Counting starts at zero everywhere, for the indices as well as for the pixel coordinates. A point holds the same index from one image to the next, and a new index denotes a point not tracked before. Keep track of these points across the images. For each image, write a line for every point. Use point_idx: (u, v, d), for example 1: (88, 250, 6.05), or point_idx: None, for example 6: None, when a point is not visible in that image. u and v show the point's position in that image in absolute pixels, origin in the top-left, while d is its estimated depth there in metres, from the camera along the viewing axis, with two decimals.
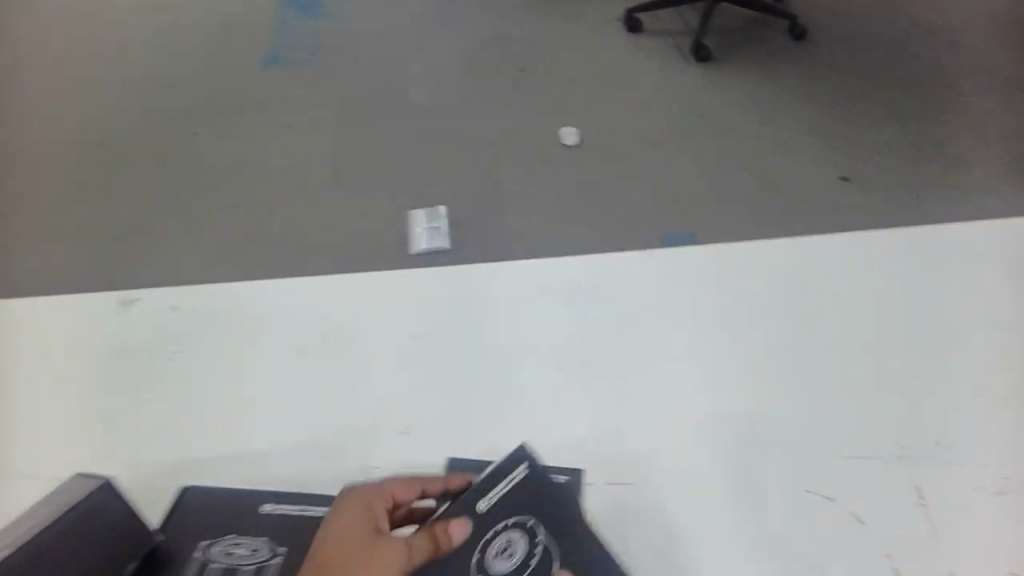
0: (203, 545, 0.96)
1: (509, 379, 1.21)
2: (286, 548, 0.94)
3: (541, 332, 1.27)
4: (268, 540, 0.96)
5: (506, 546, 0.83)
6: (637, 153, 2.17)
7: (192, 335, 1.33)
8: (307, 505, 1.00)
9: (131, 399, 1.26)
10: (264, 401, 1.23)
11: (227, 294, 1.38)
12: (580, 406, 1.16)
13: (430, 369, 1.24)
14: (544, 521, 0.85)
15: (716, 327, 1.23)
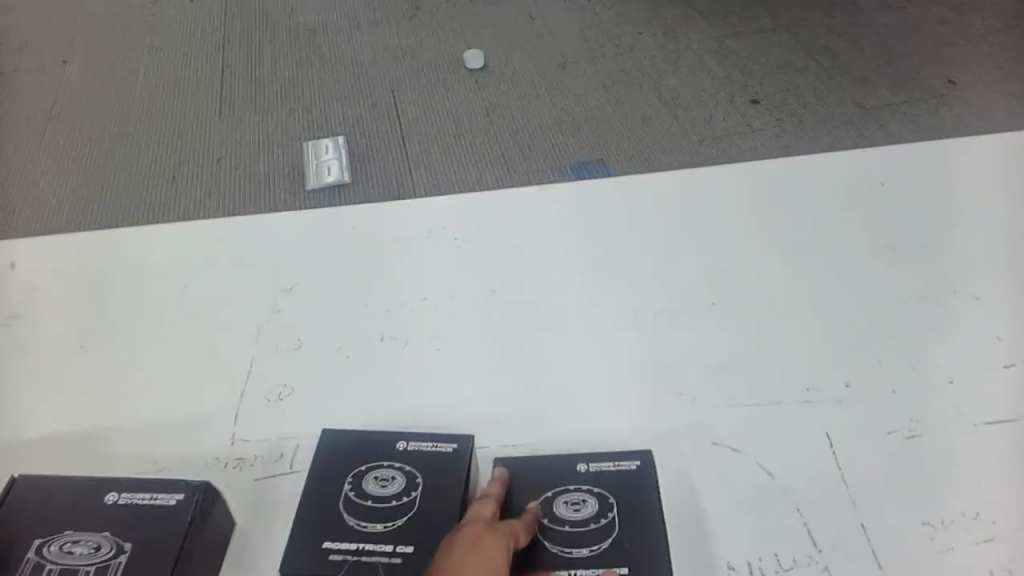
0: (35, 545, 0.83)
1: (422, 347, 1.10)
2: (131, 543, 0.83)
3: (427, 284, 1.17)
4: (110, 534, 0.84)
5: (579, 501, 0.84)
6: (560, 83, 2.02)
7: (85, 285, 1.19)
8: (157, 492, 0.87)
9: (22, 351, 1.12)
10: (151, 367, 1.10)
11: (122, 241, 1.24)
12: (470, 366, 1.08)
13: (304, 329, 1.13)
14: (568, 526, 0.82)
15: (645, 293, 1.14)
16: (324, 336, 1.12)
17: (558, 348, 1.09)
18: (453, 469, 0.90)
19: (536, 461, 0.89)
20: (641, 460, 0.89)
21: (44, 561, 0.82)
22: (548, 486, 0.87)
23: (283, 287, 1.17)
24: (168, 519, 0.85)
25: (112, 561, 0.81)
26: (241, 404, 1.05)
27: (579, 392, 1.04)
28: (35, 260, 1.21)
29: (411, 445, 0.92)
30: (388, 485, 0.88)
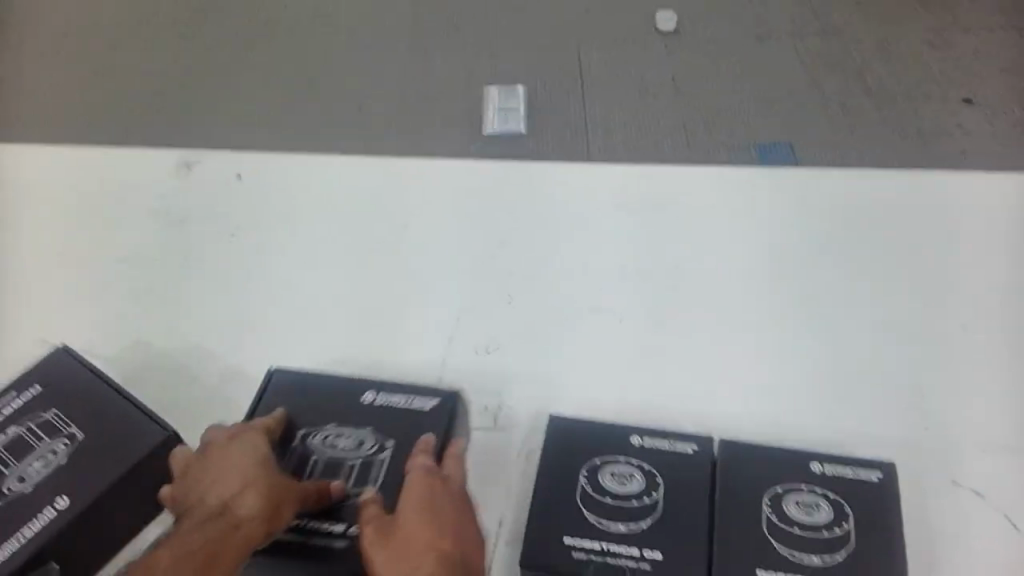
0: (300, 434, 0.90)
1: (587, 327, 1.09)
2: (391, 443, 0.89)
3: (639, 254, 1.14)
4: (370, 432, 0.90)
5: (811, 505, 0.76)
6: None
7: (226, 221, 1.21)
8: (411, 397, 0.92)
9: (145, 293, 1.16)
10: (312, 308, 1.13)
11: (267, 175, 1.24)
12: (680, 350, 1.07)
13: (514, 280, 1.13)
14: (798, 529, 0.74)
15: (833, 314, 1.08)
16: (530, 291, 1.12)
17: (775, 352, 1.06)
18: (702, 475, 0.79)
19: (764, 450, 0.81)
20: (881, 469, 0.79)
21: (312, 453, 0.89)
22: (777, 480, 0.78)
23: (495, 238, 1.16)
24: (421, 424, 0.90)
25: (373, 458, 0.88)
26: (451, 350, 1.08)
27: (793, 399, 1.02)
28: (258, 176, 1.24)
29: (648, 442, 0.82)
30: (627, 483, 0.78)
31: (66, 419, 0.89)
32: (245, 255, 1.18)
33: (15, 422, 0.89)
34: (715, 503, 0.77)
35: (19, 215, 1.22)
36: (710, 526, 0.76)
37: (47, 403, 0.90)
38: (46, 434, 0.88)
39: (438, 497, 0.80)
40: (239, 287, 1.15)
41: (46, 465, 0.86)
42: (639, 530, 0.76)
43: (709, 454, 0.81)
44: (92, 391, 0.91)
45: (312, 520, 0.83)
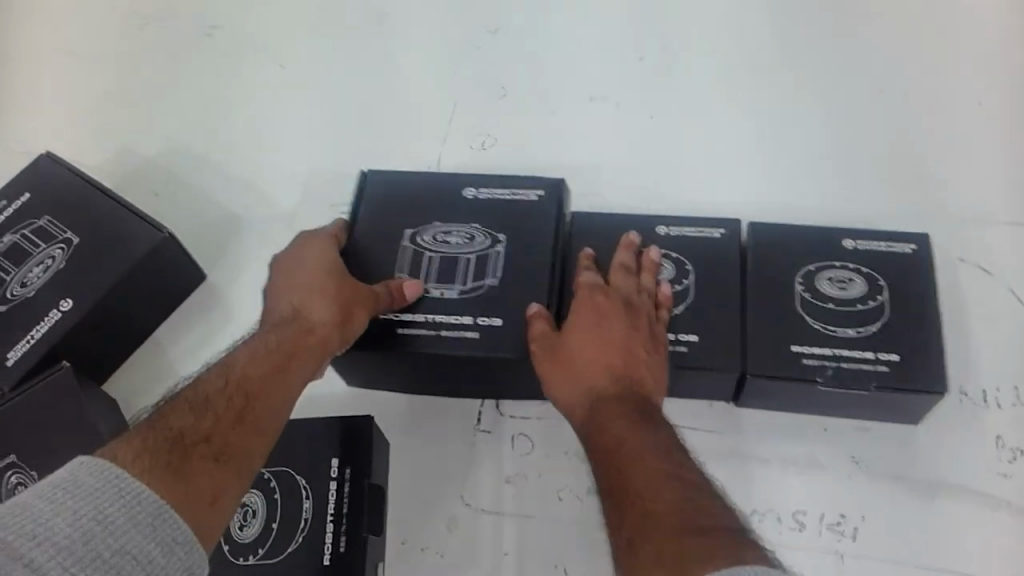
0: (407, 235, 0.78)
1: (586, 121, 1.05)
2: (505, 236, 0.77)
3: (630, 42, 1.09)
4: (480, 226, 0.78)
5: (845, 280, 0.74)
6: None
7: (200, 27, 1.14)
8: (517, 187, 0.79)
9: (121, 106, 1.10)
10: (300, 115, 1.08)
11: None
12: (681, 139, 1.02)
13: (506, 74, 1.09)
14: (830, 304, 0.73)
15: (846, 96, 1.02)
16: (528, 88, 1.08)
17: (764, 121, 1.02)
18: (732, 259, 0.76)
19: (794, 231, 0.77)
20: (915, 242, 0.76)
21: (422, 250, 0.77)
22: (808, 261, 0.75)
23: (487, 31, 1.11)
24: (532, 213, 0.78)
25: (490, 252, 0.76)
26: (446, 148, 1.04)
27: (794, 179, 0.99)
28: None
29: (674, 232, 0.78)
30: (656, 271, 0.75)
31: (55, 228, 0.88)
32: (230, 60, 1.12)
33: (9, 235, 0.89)
34: (747, 284, 0.75)
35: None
36: (743, 307, 0.73)
37: (35, 215, 0.90)
38: (38, 244, 0.88)
39: (606, 304, 0.70)
40: (219, 98, 1.10)
41: (45, 271, 0.86)
42: (673, 317, 0.73)
43: (738, 241, 0.77)
44: (74, 204, 0.90)
45: (435, 319, 0.74)
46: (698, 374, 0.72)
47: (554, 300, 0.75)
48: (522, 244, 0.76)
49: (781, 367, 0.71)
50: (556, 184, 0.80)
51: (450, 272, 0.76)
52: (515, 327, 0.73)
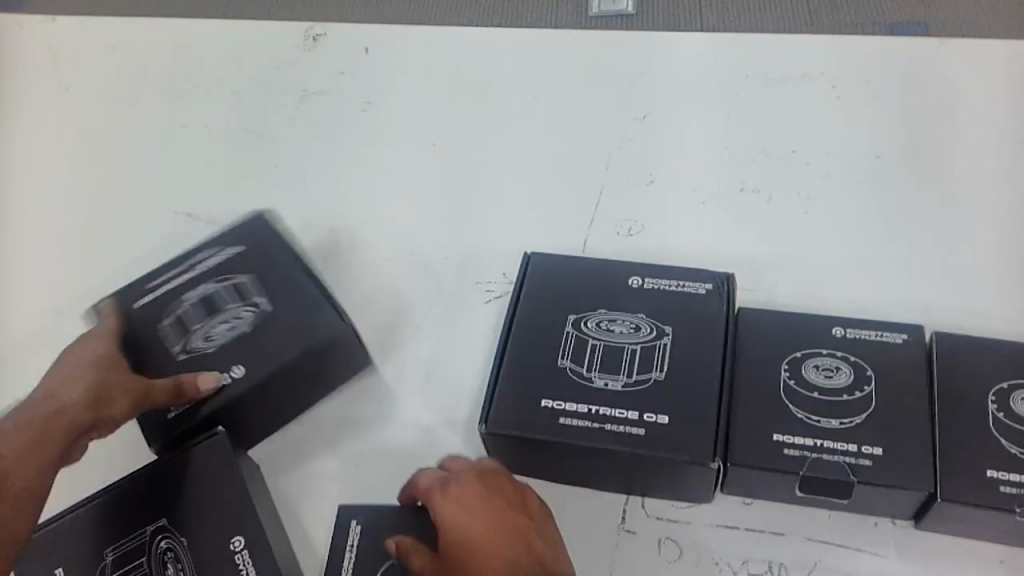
0: (571, 320, 0.77)
1: (740, 193, 0.97)
2: (672, 329, 0.75)
3: (793, 131, 1.00)
4: (646, 316, 0.76)
5: None
6: None
7: (331, 81, 1.10)
8: (683, 279, 0.78)
9: (248, 158, 1.07)
10: (432, 173, 1.03)
11: (374, 30, 1.13)
12: (844, 224, 0.94)
13: (656, 157, 1.00)
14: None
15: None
16: (674, 157, 1.00)
17: (939, 209, 0.93)
18: (917, 367, 0.71)
19: (981, 343, 0.73)
20: None
21: (587, 337, 0.75)
22: (1000, 377, 0.71)
23: (637, 113, 1.03)
24: (699, 305, 0.76)
25: (657, 342, 0.74)
26: (586, 214, 0.97)
27: (976, 286, 0.88)
28: (385, 44, 1.12)
29: (851, 334, 0.74)
30: (835, 376, 0.72)
31: (253, 288, 0.84)
32: (364, 128, 1.07)
33: (205, 279, 0.85)
34: (933, 396, 0.70)
35: (103, 92, 1.13)
36: (931, 420, 0.69)
37: (238, 267, 0.85)
38: (231, 300, 0.83)
39: (476, 494, 0.70)
40: (347, 154, 1.06)
41: (229, 330, 0.82)
42: (853, 426, 0.69)
43: (922, 349, 0.73)
44: (277, 266, 0.85)
45: (600, 409, 0.71)
46: (883, 490, 0.67)
47: (726, 397, 0.71)
48: (690, 338, 0.74)
49: (976, 492, 0.66)
50: (724, 278, 0.79)
51: (615, 362, 0.74)
52: (686, 423, 0.70)
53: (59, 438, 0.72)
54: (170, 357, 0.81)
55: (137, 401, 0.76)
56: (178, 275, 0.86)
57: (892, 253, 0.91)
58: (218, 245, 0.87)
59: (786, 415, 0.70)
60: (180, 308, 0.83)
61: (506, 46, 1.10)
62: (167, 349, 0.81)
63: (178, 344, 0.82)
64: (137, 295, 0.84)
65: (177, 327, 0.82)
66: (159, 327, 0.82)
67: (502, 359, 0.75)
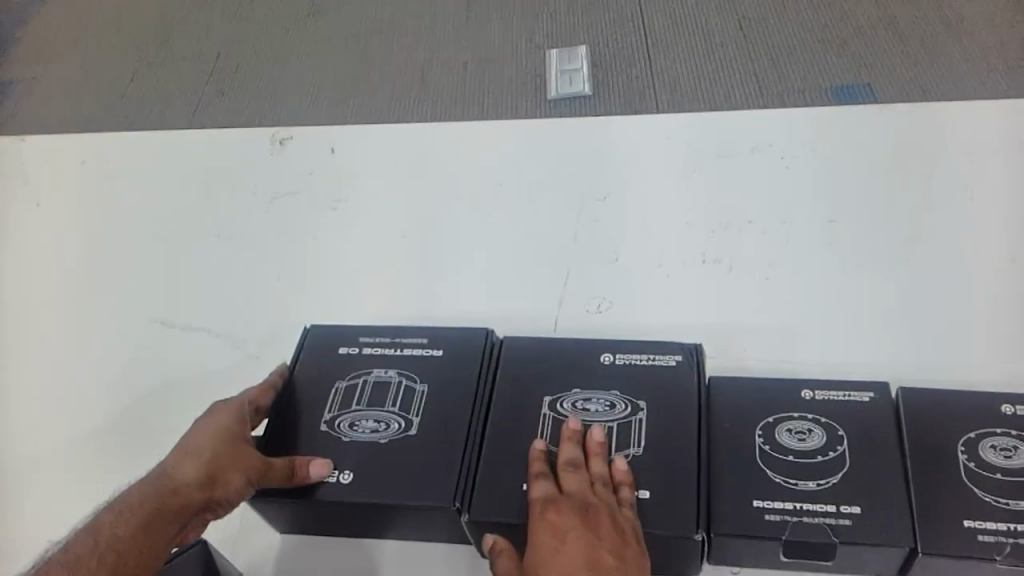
0: (547, 402, 0.78)
1: (700, 266, 1.00)
2: (646, 402, 0.76)
3: (746, 200, 1.04)
4: (621, 392, 0.77)
5: (1010, 448, 0.71)
6: None
7: (298, 182, 1.14)
8: (655, 352, 0.80)
9: (219, 263, 1.08)
10: (402, 263, 1.05)
11: (338, 131, 1.17)
12: (804, 287, 0.97)
13: (618, 235, 1.04)
14: (998, 474, 0.69)
15: (976, 240, 0.97)
16: (635, 232, 1.04)
17: (893, 266, 0.97)
18: (886, 424, 0.73)
19: (945, 395, 0.75)
20: None
21: (564, 418, 0.76)
22: (966, 427, 0.73)
23: (597, 194, 1.07)
24: (670, 379, 0.78)
25: (632, 418, 0.75)
26: (555, 293, 1.00)
27: (936, 336, 0.91)
28: (349, 144, 1.16)
29: (821, 395, 0.76)
30: (808, 438, 0.73)
31: (420, 403, 0.79)
32: (332, 225, 1.09)
33: (397, 371, 0.82)
34: (905, 450, 0.72)
35: (71, 206, 1.15)
36: (905, 475, 0.70)
37: (422, 376, 0.81)
38: (394, 403, 0.79)
39: (568, 512, 0.68)
40: (318, 251, 1.08)
41: (373, 433, 0.77)
42: (830, 487, 0.70)
43: (889, 405, 0.75)
44: (457, 383, 0.80)
45: None
46: (868, 550, 0.68)
47: (704, 469, 0.72)
48: (664, 411, 0.76)
49: (959, 543, 0.66)
50: (693, 349, 0.81)
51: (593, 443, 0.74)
52: (667, 497, 0.70)
53: (170, 520, 0.69)
54: (313, 428, 0.79)
55: (251, 479, 0.72)
56: (385, 354, 0.83)
57: (850, 311, 0.94)
58: (425, 338, 0.84)
59: (764, 480, 0.71)
60: (363, 381, 0.81)
61: (466, 139, 1.14)
62: (310, 414, 0.80)
63: (330, 413, 0.80)
64: (339, 344, 0.85)
65: (340, 396, 0.81)
66: (325, 386, 0.82)
67: (482, 445, 0.76)
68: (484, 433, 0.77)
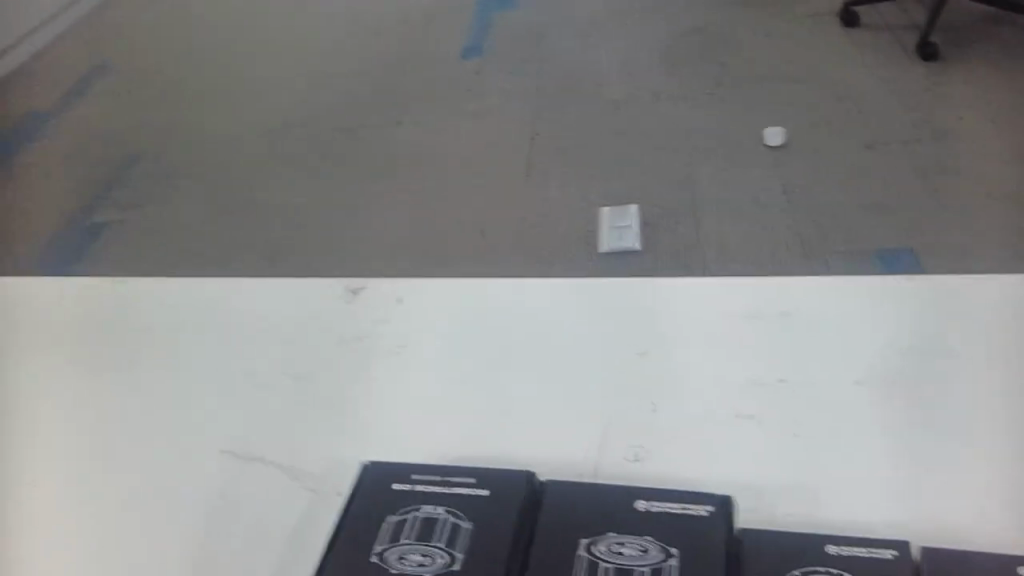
0: (584, 544, 0.83)
1: (730, 419, 1.07)
2: (677, 549, 0.81)
3: (775, 364, 1.13)
4: (653, 539, 0.83)
5: None
6: (740, 190, 2.41)
7: (364, 328, 1.26)
8: (687, 502, 0.86)
9: (284, 396, 1.18)
10: (451, 403, 1.14)
11: (405, 285, 1.32)
12: (830, 444, 1.02)
13: (655, 391, 1.11)
14: None
15: (992, 409, 1.03)
16: (670, 385, 1.12)
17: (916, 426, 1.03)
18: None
19: (963, 558, 0.79)
20: None
21: (598, 559, 0.81)
22: None
23: (635, 350, 1.17)
24: (701, 528, 0.84)
25: (664, 564, 0.80)
26: (592, 436, 1.06)
27: (955, 496, 0.96)
28: (414, 298, 1.30)
29: (844, 550, 0.81)
30: None
31: (464, 539, 0.84)
32: (393, 368, 1.20)
33: (445, 507, 0.88)
34: None
35: (156, 346, 1.28)
36: None
37: (468, 513, 0.87)
38: (440, 537, 0.85)
39: None
40: (375, 390, 1.18)
41: (419, 566, 0.82)
42: None
43: (910, 565, 0.79)
44: (499, 522, 0.86)
45: None
46: None
47: None
48: (693, 558, 0.80)
49: None
50: (721, 501, 0.87)
51: None
52: None
53: None
54: (365, 557, 0.85)
55: None
56: (434, 491, 0.90)
57: (877, 474, 0.99)
58: (473, 479, 0.91)
59: None
60: (413, 516, 0.88)
61: (520, 297, 1.28)
62: (361, 544, 0.86)
63: (381, 545, 0.86)
64: (394, 480, 0.93)
65: (391, 529, 0.87)
66: (378, 518, 0.88)
67: None
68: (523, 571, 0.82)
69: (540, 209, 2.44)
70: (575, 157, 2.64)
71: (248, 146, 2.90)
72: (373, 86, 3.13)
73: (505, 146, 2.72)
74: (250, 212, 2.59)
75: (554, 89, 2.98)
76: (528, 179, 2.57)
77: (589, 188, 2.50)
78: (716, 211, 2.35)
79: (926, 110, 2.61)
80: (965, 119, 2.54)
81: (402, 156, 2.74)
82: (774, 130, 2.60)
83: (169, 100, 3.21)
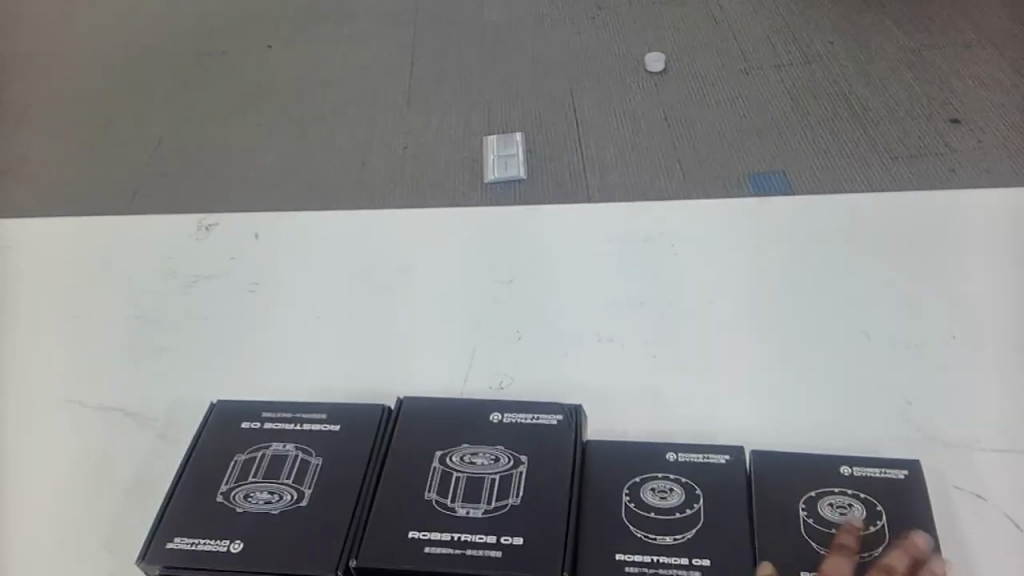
0: (438, 456, 0.84)
1: (588, 341, 1.09)
2: (527, 457, 0.83)
3: (644, 286, 1.15)
4: (505, 448, 0.85)
5: (845, 506, 0.79)
6: (619, 115, 2.43)
7: (220, 265, 1.22)
8: (540, 413, 0.88)
9: (140, 339, 1.13)
10: (312, 341, 1.12)
11: (265, 220, 1.27)
12: (682, 360, 1.06)
13: (522, 319, 1.12)
14: (831, 529, 0.77)
15: (832, 318, 1.09)
16: (530, 312, 1.13)
17: (759, 337, 1.08)
18: (737, 484, 0.81)
19: (790, 457, 0.84)
20: (907, 468, 0.82)
21: (450, 470, 0.83)
22: (809, 485, 0.81)
23: (503, 278, 1.17)
24: (551, 437, 0.85)
25: (513, 472, 0.82)
26: (466, 367, 1.06)
27: (799, 402, 1.00)
28: (271, 233, 1.25)
29: (683, 456, 0.85)
30: (668, 496, 0.81)
31: (313, 474, 0.83)
32: (255, 306, 1.16)
33: (295, 444, 0.87)
34: (753, 506, 0.79)
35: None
36: (751, 531, 0.77)
37: (317, 448, 0.86)
38: (288, 475, 0.84)
39: None
40: (232, 328, 1.14)
41: (266, 504, 0.81)
42: (685, 542, 0.77)
43: (741, 467, 0.83)
44: (352, 452, 0.86)
45: (461, 536, 0.77)
46: None
47: (573, 524, 0.78)
48: (541, 468, 0.82)
49: None
50: (574, 410, 0.89)
51: (475, 494, 0.80)
52: (537, 545, 0.76)
53: None
54: (211, 498, 0.83)
55: None
56: (285, 428, 0.89)
57: (731, 384, 1.03)
58: (326, 415, 0.90)
59: (628, 532, 0.78)
60: (261, 454, 0.86)
61: (385, 230, 1.25)
62: (207, 485, 0.84)
63: (226, 484, 0.84)
64: (244, 419, 0.91)
65: (238, 468, 0.85)
66: (225, 458, 0.86)
67: (371, 506, 0.80)
68: (372, 492, 0.82)
69: (421, 136, 2.39)
70: (456, 83, 2.58)
71: (106, 76, 2.71)
72: (241, 10, 2.95)
73: (384, 72, 2.64)
74: (110, 145, 2.43)
75: (433, 12, 2.90)
76: (411, 106, 2.50)
77: (469, 116, 2.45)
78: (594, 137, 2.35)
79: (793, 35, 2.66)
80: (831, 41, 2.62)
81: (274, 85, 2.62)
82: (654, 56, 2.59)
83: (6, 28, 2.94)
